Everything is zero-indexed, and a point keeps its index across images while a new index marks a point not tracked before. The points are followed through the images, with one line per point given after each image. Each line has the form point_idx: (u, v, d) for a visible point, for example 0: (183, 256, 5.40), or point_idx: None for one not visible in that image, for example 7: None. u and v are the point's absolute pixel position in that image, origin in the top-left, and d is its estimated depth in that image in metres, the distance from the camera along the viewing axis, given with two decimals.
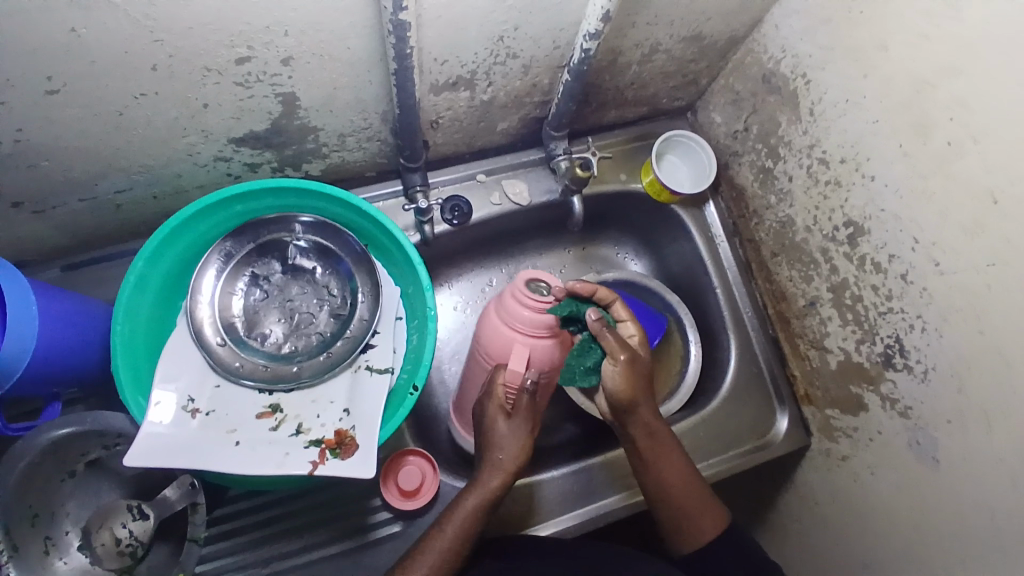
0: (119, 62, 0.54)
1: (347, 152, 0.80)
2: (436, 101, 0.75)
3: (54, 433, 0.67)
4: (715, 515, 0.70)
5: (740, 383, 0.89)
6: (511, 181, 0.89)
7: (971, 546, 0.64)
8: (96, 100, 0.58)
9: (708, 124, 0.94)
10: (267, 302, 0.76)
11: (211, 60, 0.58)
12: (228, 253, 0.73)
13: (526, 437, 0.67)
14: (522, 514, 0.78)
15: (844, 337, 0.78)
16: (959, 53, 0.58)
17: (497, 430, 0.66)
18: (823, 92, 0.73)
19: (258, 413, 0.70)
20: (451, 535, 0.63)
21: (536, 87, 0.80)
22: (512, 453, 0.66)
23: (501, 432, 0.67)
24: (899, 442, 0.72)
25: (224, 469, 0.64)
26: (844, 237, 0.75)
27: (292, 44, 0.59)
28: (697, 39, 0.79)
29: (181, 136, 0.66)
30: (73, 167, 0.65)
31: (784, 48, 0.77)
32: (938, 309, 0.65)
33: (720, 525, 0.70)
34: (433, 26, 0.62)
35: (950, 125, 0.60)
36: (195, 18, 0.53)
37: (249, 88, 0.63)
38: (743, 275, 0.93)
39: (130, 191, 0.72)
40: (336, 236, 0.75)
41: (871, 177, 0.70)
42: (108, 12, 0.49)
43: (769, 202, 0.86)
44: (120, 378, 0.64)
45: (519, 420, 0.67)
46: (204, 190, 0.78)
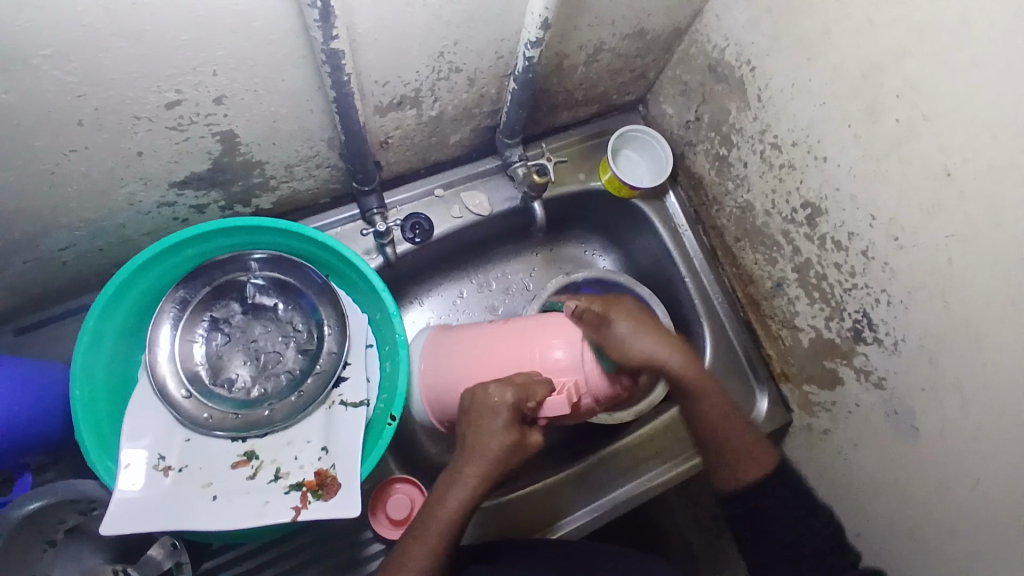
0: (43, 121, 0.51)
1: (297, 182, 0.77)
2: (383, 121, 0.73)
3: (26, 508, 0.64)
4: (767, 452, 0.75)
5: (718, 369, 0.90)
6: (470, 192, 0.88)
7: (955, 509, 0.66)
8: (24, 162, 0.54)
9: (660, 115, 0.94)
10: (230, 345, 0.74)
11: (139, 108, 0.55)
12: (183, 300, 0.71)
13: (518, 445, 0.62)
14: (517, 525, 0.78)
15: (813, 316, 0.79)
16: (903, 32, 0.58)
17: (499, 435, 0.61)
18: (770, 78, 0.73)
19: (233, 462, 0.68)
20: (432, 543, 0.59)
21: (484, 97, 0.78)
22: (506, 456, 0.61)
23: (495, 431, 0.62)
24: (876, 414, 0.73)
25: (204, 526, 0.63)
26: (803, 219, 0.76)
27: (224, 83, 0.57)
28: (641, 34, 0.79)
29: (120, 186, 0.64)
30: (8, 231, 0.61)
31: (727, 36, 0.77)
32: (902, 284, 0.66)
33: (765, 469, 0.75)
34: (370, 49, 0.60)
35: (898, 103, 0.60)
36: (117, 69, 0.50)
37: (185, 130, 0.60)
38: (709, 262, 0.94)
39: (74, 246, 0.69)
40: (295, 269, 0.73)
41: (824, 159, 0.70)
42: (24, 73, 0.46)
43: (727, 189, 0.87)
44: (85, 446, 0.62)
45: (534, 432, 0.64)
46: (153, 236, 0.75)
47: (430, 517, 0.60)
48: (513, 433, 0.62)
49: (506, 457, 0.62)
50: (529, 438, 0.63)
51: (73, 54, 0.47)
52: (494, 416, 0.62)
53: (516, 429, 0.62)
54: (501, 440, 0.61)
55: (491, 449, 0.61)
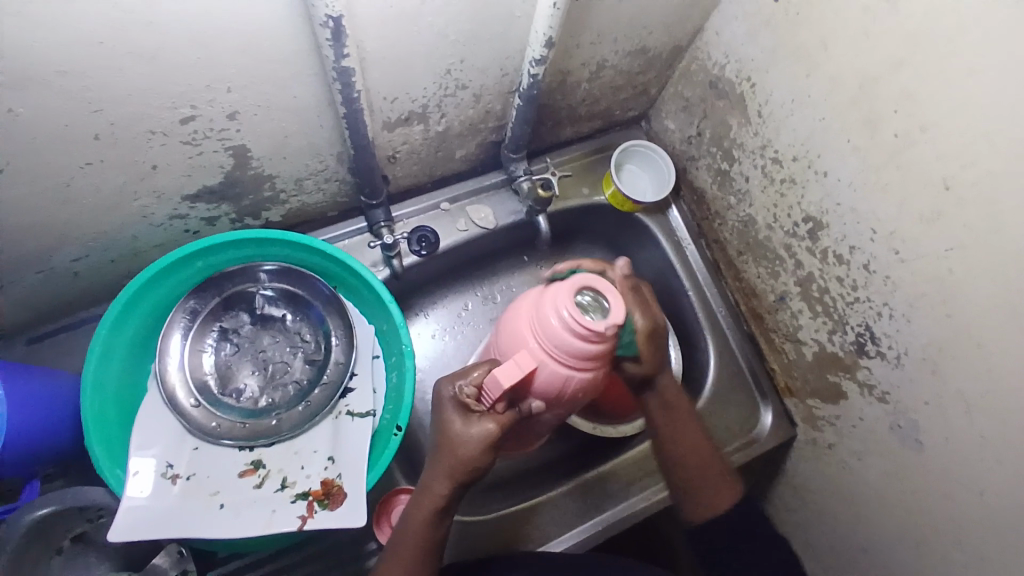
0: (60, 135, 0.53)
1: (306, 195, 0.79)
2: (391, 137, 0.75)
3: (34, 515, 0.65)
4: (732, 485, 0.72)
5: (722, 382, 0.90)
6: (475, 206, 0.89)
7: (962, 523, 0.66)
8: (41, 175, 0.56)
9: (662, 131, 0.96)
10: (239, 355, 0.75)
11: (154, 123, 0.57)
12: (193, 311, 0.72)
13: (467, 437, 0.58)
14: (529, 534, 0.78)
15: (815, 328, 0.80)
16: (901, 47, 0.59)
17: (449, 430, 0.59)
18: (769, 93, 0.74)
19: (241, 471, 0.69)
20: (407, 559, 0.60)
21: (489, 113, 0.80)
22: (456, 446, 0.58)
23: (443, 425, 0.59)
24: (880, 427, 0.73)
25: (211, 535, 0.63)
26: (805, 232, 0.77)
27: (236, 99, 0.59)
28: (642, 52, 0.81)
29: (134, 199, 0.65)
30: (23, 242, 0.63)
31: (727, 54, 0.78)
32: (904, 296, 0.66)
33: (736, 492, 0.72)
34: (379, 67, 0.62)
35: (896, 117, 0.61)
36: (132, 85, 0.52)
37: (198, 145, 0.62)
38: (713, 275, 0.94)
39: (87, 258, 0.70)
40: (304, 281, 0.75)
41: (824, 173, 0.71)
42: (43, 88, 0.48)
43: (729, 203, 0.88)
44: (95, 454, 0.63)
45: (487, 420, 0.58)
46: (164, 248, 0.76)
47: (405, 531, 0.61)
48: (455, 425, 0.59)
49: (462, 449, 0.58)
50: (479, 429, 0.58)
51: (90, 71, 0.49)
52: (441, 409, 0.60)
53: (461, 422, 0.59)
54: (449, 435, 0.59)
55: (446, 449, 0.59)
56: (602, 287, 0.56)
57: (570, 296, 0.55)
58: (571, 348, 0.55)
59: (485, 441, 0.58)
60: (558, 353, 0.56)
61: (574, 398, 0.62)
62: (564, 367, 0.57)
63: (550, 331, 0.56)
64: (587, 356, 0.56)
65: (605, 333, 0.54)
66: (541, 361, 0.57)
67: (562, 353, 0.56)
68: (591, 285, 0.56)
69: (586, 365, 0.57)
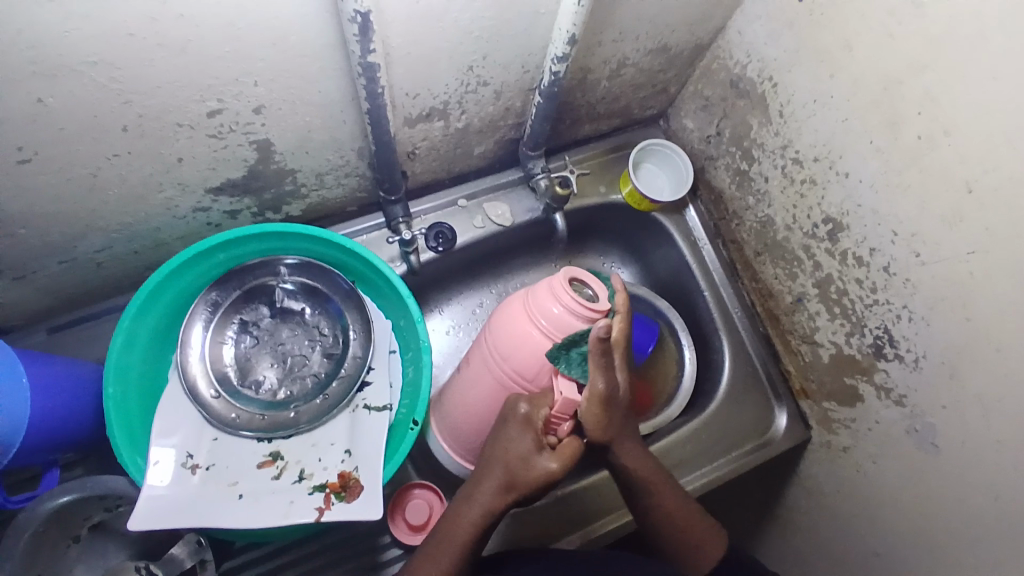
0: (88, 126, 0.54)
1: (326, 190, 0.80)
2: (411, 133, 0.75)
3: (55, 502, 0.66)
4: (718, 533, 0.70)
5: (737, 383, 0.89)
6: (492, 203, 0.89)
7: (979, 529, 0.65)
8: (69, 165, 0.57)
9: (681, 130, 0.95)
10: (259, 348, 0.75)
11: (180, 116, 0.57)
12: (214, 303, 0.73)
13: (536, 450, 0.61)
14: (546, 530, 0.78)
15: (833, 330, 0.79)
16: (926, 47, 0.58)
17: (517, 451, 0.61)
18: (792, 93, 0.74)
19: (259, 463, 0.70)
20: (444, 564, 0.59)
21: (509, 110, 0.80)
22: (523, 454, 0.61)
23: (512, 436, 0.62)
24: (898, 430, 0.73)
25: (230, 524, 0.64)
26: (824, 234, 0.76)
27: (262, 93, 0.59)
28: (663, 50, 0.80)
29: (158, 191, 0.66)
30: (50, 231, 0.64)
31: (749, 53, 0.78)
32: (924, 300, 0.66)
33: (723, 545, 0.69)
34: (402, 63, 0.62)
35: (919, 119, 0.61)
36: (159, 77, 0.52)
37: (223, 138, 0.63)
38: (729, 275, 0.94)
39: (110, 249, 0.71)
40: (323, 275, 0.75)
41: (845, 174, 0.71)
42: (73, 80, 0.49)
43: (747, 203, 0.88)
44: (116, 442, 0.63)
45: (550, 457, 0.61)
46: (186, 240, 0.77)
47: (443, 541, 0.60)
48: (527, 434, 0.61)
49: (529, 464, 0.61)
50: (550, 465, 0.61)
51: (119, 62, 0.49)
52: (508, 424, 0.63)
53: (533, 448, 0.61)
54: (519, 444, 0.61)
55: (506, 460, 0.62)
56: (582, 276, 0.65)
57: (570, 291, 0.63)
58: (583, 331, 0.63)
59: (546, 477, 0.61)
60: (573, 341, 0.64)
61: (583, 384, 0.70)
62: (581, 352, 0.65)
63: (558, 322, 0.63)
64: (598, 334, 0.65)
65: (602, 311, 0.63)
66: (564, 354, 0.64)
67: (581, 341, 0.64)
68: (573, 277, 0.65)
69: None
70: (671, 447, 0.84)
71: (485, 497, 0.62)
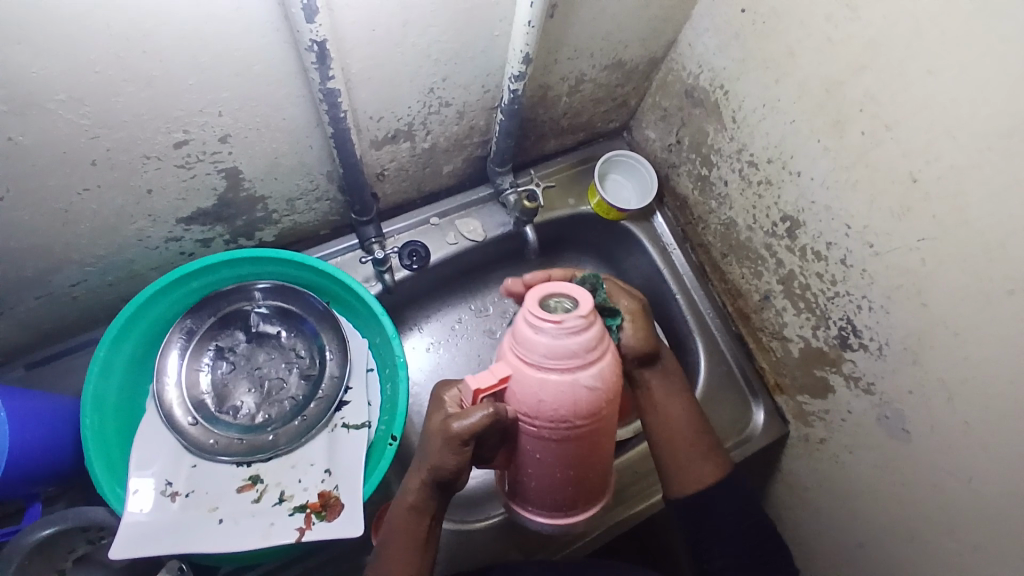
0: (59, 161, 0.55)
1: (298, 214, 0.81)
2: (379, 154, 0.77)
3: (38, 534, 0.66)
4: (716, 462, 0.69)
5: (713, 383, 0.91)
6: (464, 219, 0.91)
7: (954, 512, 0.66)
8: (40, 200, 0.58)
9: (644, 141, 0.99)
10: (235, 373, 0.76)
11: (149, 147, 0.59)
12: (189, 330, 0.73)
13: (439, 424, 0.56)
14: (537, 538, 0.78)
15: (800, 325, 0.82)
16: (861, 50, 0.61)
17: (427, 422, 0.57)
18: (742, 99, 0.77)
19: (239, 487, 0.70)
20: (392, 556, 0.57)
21: (474, 128, 0.83)
22: (436, 439, 0.56)
23: (435, 408, 0.58)
24: (868, 419, 0.75)
25: (208, 549, 0.64)
26: (783, 232, 0.79)
27: (227, 122, 0.61)
28: (619, 65, 0.84)
29: (130, 222, 0.67)
30: (24, 267, 0.65)
31: (701, 64, 0.82)
32: (879, 288, 0.68)
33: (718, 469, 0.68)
34: (364, 88, 0.65)
35: (862, 116, 0.63)
36: (127, 111, 0.54)
37: (191, 168, 0.64)
38: (699, 278, 0.97)
39: (85, 281, 0.72)
40: (297, 297, 0.76)
41: (798, 173, 0.74)
42: (41, 116, 0.50)
43: (710, 207, 0.90)
44: (95, 473, 0.64)
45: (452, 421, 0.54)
46: (160, 270, 0.78)
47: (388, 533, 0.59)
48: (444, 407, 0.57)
49: (435, 439, 0.56)
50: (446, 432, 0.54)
51: (87, 98, 0.51)
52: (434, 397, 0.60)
53: (442, 418, 0.56)
54: (433, 415, 0.57)
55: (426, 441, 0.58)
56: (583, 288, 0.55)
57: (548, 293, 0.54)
58: (517, 334, 0.53)
59: (452, 443, 0.54)
60: (526, 355, 0.53)
61: (588, 419, 0.55)
62: (556, 376, 0.52)
63: (518, 337, 0.53)
64: (569, 354, 0.51)
65: (563, 321, 0.51)
66: (522, 373, 0.53)
67: (526, 350, 0.52)
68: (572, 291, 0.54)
69: (566, 364, 0.52)
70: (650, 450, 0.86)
71: (416, 478, 0.58)
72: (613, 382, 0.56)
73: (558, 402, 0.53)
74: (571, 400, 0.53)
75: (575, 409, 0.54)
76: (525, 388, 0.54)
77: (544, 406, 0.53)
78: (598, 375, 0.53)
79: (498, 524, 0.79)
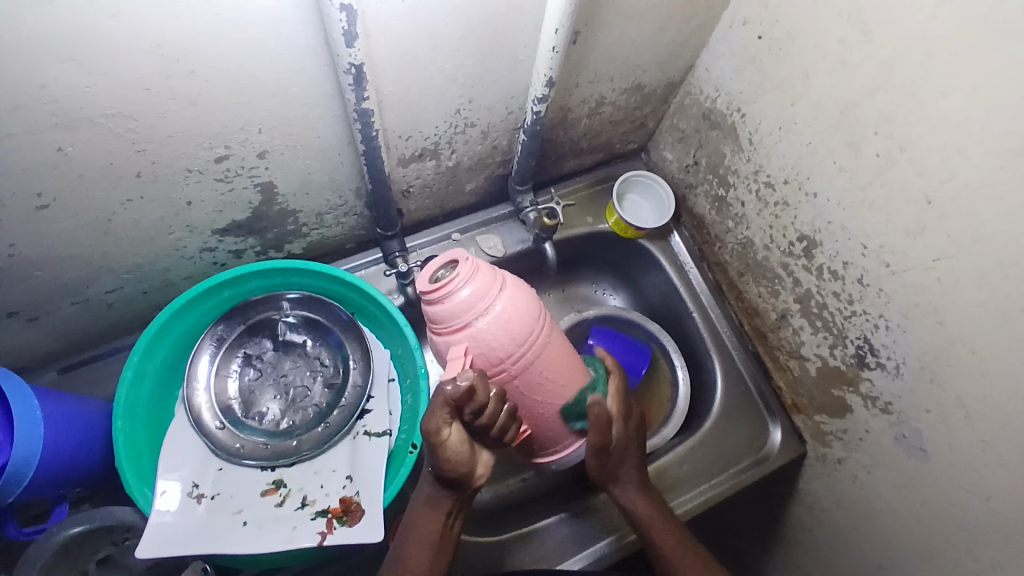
0: (105, 172, 0.59)
1: (326, 228, 0.84)
2: (405, 172, 0.80)
3: (66, 532, 0.69)
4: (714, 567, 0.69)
5: (729, 401, 0.92)
6: (485, 236, 0.94)
7: (975, 535, 0.66)
8: (86, 209, 0.61)
9: (661, 161, 1.01)
10: (262, 380, 0.79)
11: (190, 162, 0.63)
12: (220, 337, 0.76)
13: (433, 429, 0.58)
14: (552, 550, 0.79)
15: (817, 344, 0.82)
16: (876, 74, 0.63)
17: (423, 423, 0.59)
18: (759, 122, 0.79)
19: (263, 491, 0.72)
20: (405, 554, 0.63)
21: (496, 148, 0.86)
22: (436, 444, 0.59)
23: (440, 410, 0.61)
24: (887, 439, 0.74)
25: (233, 550, 0.66)
26: (800, 251, 0.80)
27: (265, 139, 0.64)
28: (638, 88, 0.87)
29: (168, 232, 0.70)
30: (66, 272, 0.68)
31: (718, 87, 0.84)
32: (896, 307, 0.69)
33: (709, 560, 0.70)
34: (394, 108, 0.68)
35: (876, 138, 0.65)
36: (172, 126, 0.58)
37: (229, 181, 0.67)
38: (716, 297, 0.97)
39: (121, 289, 0.75)
40: (323, 308, 0.79)
41: (814, 194, 0.75)
42: (92, 130, 0.54)
43: (727, 227, 0.92)
44: (126, 475, 0.66)
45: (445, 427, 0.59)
46: (193, 280, 0.81)
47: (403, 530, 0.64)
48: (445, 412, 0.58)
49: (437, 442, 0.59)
50: (427, 434, 0.58)
51: (135, 113, 0.54)
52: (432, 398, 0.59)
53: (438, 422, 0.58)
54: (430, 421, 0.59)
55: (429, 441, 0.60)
56: (457, 256, 0.65)
57: (429, 274, 0.64)
58: (438, 317, 0.63)
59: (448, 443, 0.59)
60: (459, 321, 0.62)
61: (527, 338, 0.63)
62: (479, 322, 0.61)
63: (434, 314, 0.63)
64: (470, 300, 0.61)
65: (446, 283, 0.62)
66: (468, 336, 0.61)
67: (455, 318, 0.62)
68: (453, 258, 0.65)
69: (481, 307, 0.61)
70: (668, 467, 0.86)
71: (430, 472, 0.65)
72: (524, 306, 0.63)
73: (500, 337, 0.61)
74: (504, 328, 0.61)
75: (517, 335, 0.62)
76: (480, 341, 0.61)
77: (500, 348, 0.62)
78: (511, 296, 0.63)
79: (503, 539, 0.79)
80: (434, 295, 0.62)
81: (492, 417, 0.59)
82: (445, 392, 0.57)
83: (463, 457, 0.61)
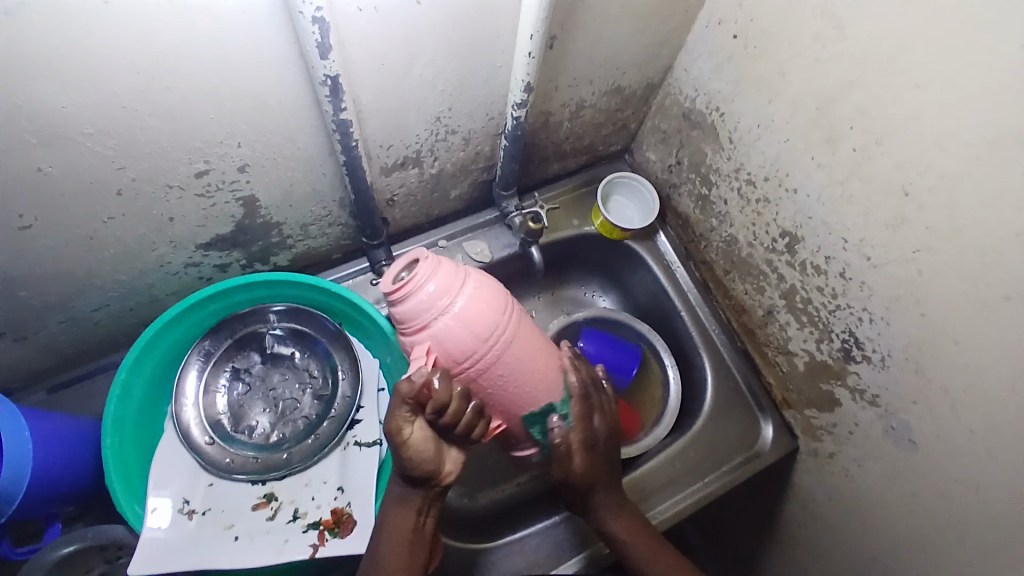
0: (85, 190, 0.59)
1: (311, 239, 0.84)
2: (388, 180, 0.80)
3: (59, 552, 0.69)
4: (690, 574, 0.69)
5: (720, 399, 0.92)
6: (471, 242, 0.94)
7: (966, 524, 0.66)
8: (68, 226, 0.61)
9: (645, 162, 1.01)
10: (250, 394, 0.78)
11: (171, 177, 0.63)
12: (207, 352, 0.76)
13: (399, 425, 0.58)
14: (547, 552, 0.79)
15: (804, 339, 0.83)
16: (850, 69, 0.63)
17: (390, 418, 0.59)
18: (738, 120, 0.80)
19: (254, 504, 0.72)
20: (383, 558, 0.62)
21: (479, 154, 0.86)
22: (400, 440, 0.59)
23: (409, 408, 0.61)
24: (876, 431, 0.75)
25: (225, 565, 0.66)
26: (783, 247, 0.81)
27: (246, 153, 0.64)
28: (618, 90, 0.87)
29: (152, 248, 0.70)
30: (51, 291, 0.68)
31: (697, 87, 0.85)
32: (879, 300, 0.69)
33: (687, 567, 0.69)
34: (375, 117, 0.68)
35: (853, 133, 0.66)
36: (152, 142, 0.58)
37: (211, 196, 0.67)
38: (703, 295, 0.98)
39: (107, 306, 0.75)
40: (310, 319, 0.79)
41: (794, 190, 0.76)
42: (71, 148, 0.54)
43: (712, 225, 0.92)
44: (117, 493, 0.66)
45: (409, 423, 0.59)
46: (179, 295, 0.81)
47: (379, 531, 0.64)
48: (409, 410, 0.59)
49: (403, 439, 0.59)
50: (389, 432, 0.59)
51: (114, 131, 0.54)
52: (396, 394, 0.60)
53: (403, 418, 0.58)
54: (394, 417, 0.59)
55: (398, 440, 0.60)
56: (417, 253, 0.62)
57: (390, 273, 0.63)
58: (400, 316, 0.61)
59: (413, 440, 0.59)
60: (420, 320, 0.60)
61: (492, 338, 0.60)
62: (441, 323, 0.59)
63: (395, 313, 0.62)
64: (431, 301, 0.59)
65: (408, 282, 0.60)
66: (429, 336, 0.59)
67: (418, 320, 0.60)
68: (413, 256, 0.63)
69: (441, 306, 0.59)
70: (660, 466, 0.86)
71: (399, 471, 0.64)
72: (487, 304, 0.60)
73: (463, 337, 0.59)
74: (466, 328, 0.59)
75: (479, 330, 0.59)
76: (443, 341, 0.59)
77: (464, 348, 0.59)
78: (472, 293, 0.60)
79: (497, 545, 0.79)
80: (394, 293, 0.61)
81: (455, 414, 0.59)
82: (402, 391, 0.57)
83: (429, 455, 0.60)
